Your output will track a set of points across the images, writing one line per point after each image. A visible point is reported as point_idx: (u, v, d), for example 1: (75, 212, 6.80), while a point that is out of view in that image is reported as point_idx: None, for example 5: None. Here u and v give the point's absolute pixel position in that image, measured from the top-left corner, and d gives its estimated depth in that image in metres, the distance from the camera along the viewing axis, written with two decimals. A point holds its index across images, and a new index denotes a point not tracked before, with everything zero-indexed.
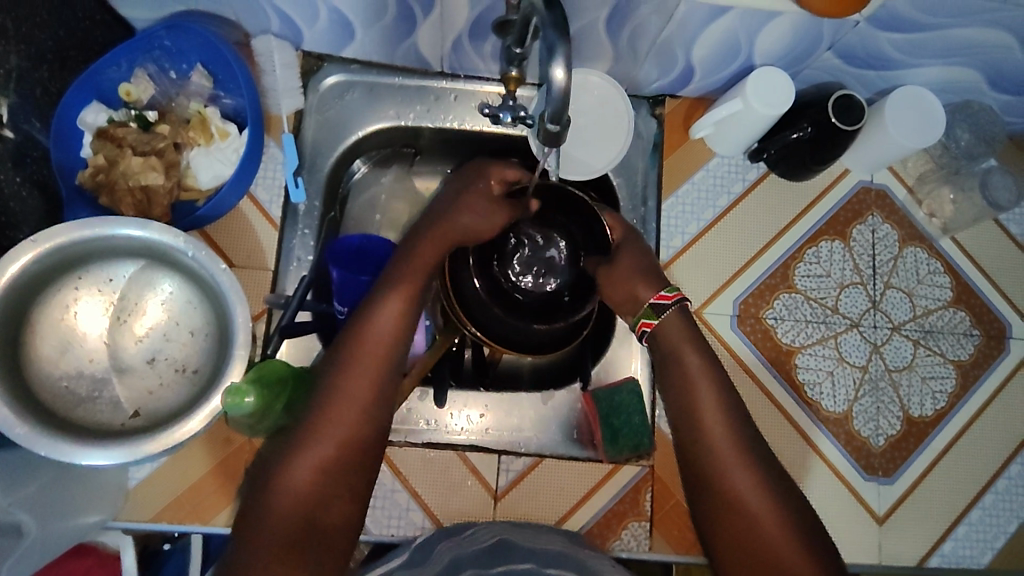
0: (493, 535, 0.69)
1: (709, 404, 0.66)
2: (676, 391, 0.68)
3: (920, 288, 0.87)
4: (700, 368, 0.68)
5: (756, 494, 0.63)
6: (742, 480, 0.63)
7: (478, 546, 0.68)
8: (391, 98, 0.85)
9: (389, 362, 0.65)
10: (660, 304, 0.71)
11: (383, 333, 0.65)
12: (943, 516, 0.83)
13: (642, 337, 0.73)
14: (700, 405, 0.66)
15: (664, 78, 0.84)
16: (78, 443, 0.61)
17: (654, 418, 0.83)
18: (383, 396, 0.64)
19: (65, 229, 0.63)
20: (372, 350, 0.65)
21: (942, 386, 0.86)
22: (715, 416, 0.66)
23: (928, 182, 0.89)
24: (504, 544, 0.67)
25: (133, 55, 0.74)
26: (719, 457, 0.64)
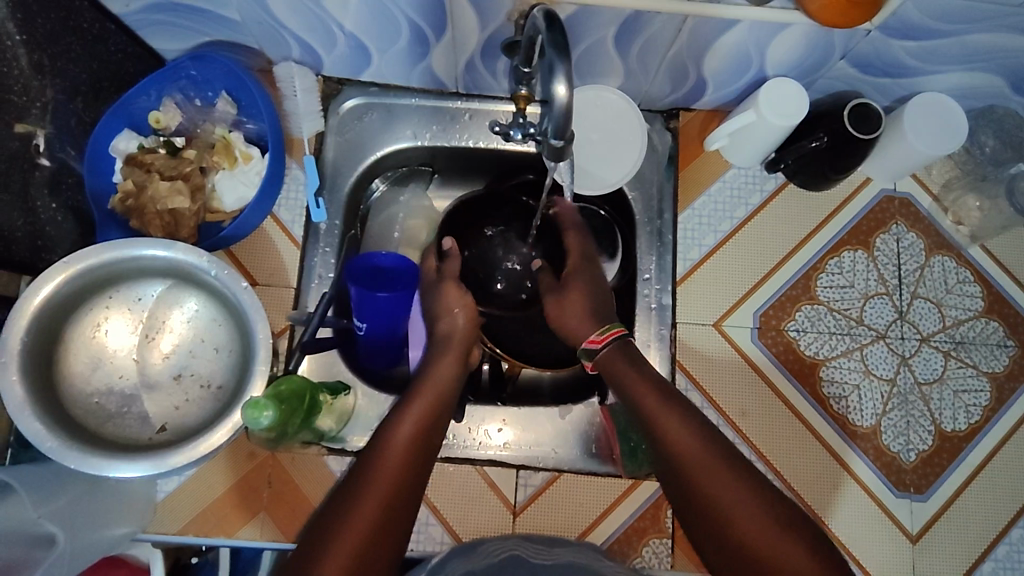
0: (505, 551, 0.68)
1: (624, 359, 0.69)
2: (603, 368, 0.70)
3: (949, 298, 0.85)
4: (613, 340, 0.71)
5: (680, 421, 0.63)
6: (649, 396, 0.65)
7: (488, 560, 0.66)
8: (408, 118, 0.87)
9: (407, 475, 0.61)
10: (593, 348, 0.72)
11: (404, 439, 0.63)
12: (981, 535, 0.80)
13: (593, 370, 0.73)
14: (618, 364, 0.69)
15: (676, 92, 0.84)
16: (105, 456, 0.63)
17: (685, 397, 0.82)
18: (395, 514, 0.58)
19: (96, 251, 0.66)
20: (388, 463, 0.61)
21: (977, 400, 0.83)
22: (665, 417, 0.63)
23: (954, 189, 0.87)
24: (517, 560, 0.66)
25: (161, 85, 0.77)
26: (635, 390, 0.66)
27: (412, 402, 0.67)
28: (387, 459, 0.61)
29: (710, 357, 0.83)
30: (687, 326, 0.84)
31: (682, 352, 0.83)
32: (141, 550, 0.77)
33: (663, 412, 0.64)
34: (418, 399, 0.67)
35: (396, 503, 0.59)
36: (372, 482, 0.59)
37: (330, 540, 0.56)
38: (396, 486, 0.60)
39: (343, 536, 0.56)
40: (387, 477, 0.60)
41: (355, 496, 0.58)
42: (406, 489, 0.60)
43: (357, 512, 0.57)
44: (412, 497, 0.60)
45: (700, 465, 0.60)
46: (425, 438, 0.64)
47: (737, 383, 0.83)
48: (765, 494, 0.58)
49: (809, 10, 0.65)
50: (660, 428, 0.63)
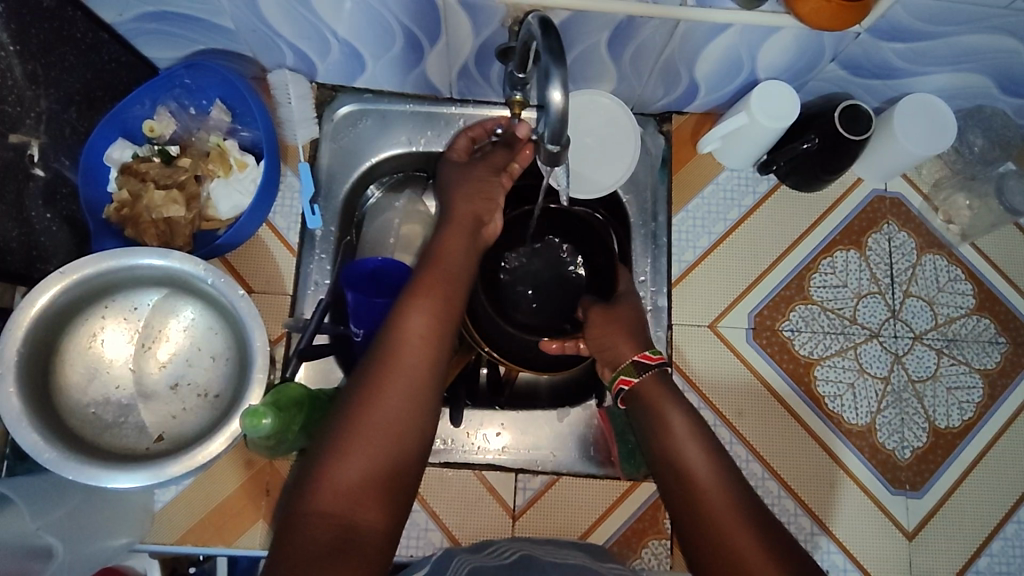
0: (515, 551, 0.68)
1: (672, 400, 0.66)
2: (641, 406, 0.67)
3: (940, 296, 0.86)
4: (652, 379, 0.68)
5: (710, 471, 0.60)
6: (685, 443, 0.62)
7: (499, 560, 0.65)
8: (402, 124, 0.88)
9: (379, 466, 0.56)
10: (642, 363, 0.69)
11: (376, 425, 0.57)
12: (977, 530, 0.81)
13: (619, 395, 0.70)
14: (660, 400, 0.66)
15: (669, 95, 0.85)
16: (103, 467, 0.63)
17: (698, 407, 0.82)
18: (404, 436, 0.57)
19: (91, 261, 0.66)
20: (395, 382, 0.59)
21: (969, 396, 0.84)
22: (698, 463, 0.61)
23: (944, 189, 0.88)
24: (528, 558, 0.65)
25: (155, 94, 0.77)
26: (671, 427, 0.64)
27: (415, 302, 0.63)
28: (392, 377, 0.59)
29: (705, 358, 0.84)
30: (682, 328, 0.84)
31: (678, 354, 0.84)
32: (139, 560, 0.77)
33: (698, 457, 0.61)
34: (391, 372, 0.59)
35: (402, 422, 0.58)
36: (380, 400, 0.58)
37: (337, 462, 0.55)
38: (405, 405, 0.58)
39: (350, 457, 0.55)
40: (395, 395, 0.58)
41: (365, 415, 0.57)
42: (415, 406, 0.59)
43: (364, 433, 0.56)
44: (421, 415, 0.59)
45: (720, 507, 0.58)
46: (430, 349, 0.61)
47: (734, 383, 0.83)
48: (786, 556, 0.55)
49: (799, 13, 0.65)
50: (693, 470, 0.60)
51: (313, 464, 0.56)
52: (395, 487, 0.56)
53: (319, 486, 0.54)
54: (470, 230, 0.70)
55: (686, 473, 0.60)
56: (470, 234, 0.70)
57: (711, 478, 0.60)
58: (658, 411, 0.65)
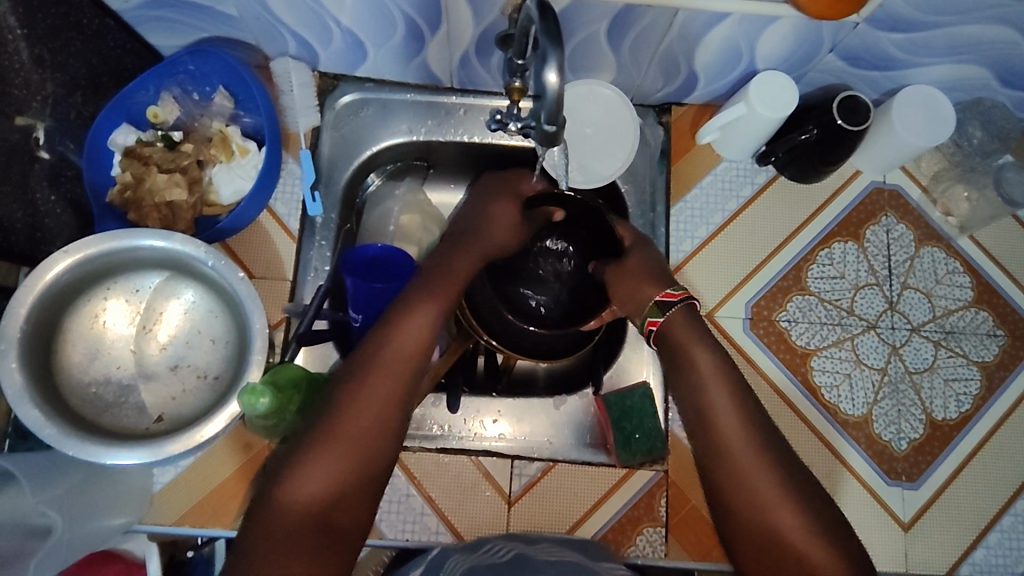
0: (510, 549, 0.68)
1: (705, 353, 0.65)
2: (671, 354, 0.67)
3: (938, 288, 0.86)
4: (684, 326, 0.68)
5: (744, 433, 0.61)
6: (718, 396, 0.63)
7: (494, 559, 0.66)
8: (403, 113, 0.88)
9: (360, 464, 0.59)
10: (666, 300, 0.69)
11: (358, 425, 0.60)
12: (972, 522, 0.80)
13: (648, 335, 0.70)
14: (691, 349, 0.66)
15: (668, 86, 0.85)
16: (102, 444, 0.64)
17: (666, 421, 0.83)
18: (378, 447, 0.60)
19: (93, 241, 0.67)
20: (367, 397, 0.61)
21: (966, 388, 0.84)
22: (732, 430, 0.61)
23: (943, 181, 0.88)
24: (525, 558, 0.65)
25: (159, 80, 0.78)
26: (704, 380, 0.64)
27: (392, 334, 0.65)
28: (368, 390, 0.61)
29: None
30: None
31: None
32: (138, 542, 0.78)
33: (733, 420, 0.62)
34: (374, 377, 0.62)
35: (378, 440, 0.60)
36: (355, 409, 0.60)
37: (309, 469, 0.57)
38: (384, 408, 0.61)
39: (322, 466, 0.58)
40: (373, 404, 0.61)
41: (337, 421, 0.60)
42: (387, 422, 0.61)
43: (340, 437, 0.59)
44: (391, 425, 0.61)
45: (754, 474, 0.59)
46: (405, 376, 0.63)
47: None
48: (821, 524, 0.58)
49: (797, 3, 0.66)
50: (722, 428, 0.61)
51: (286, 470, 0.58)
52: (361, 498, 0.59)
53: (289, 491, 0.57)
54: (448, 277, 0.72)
55: (715, 430, 0.62)
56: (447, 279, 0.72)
57: (748, 447, 0.60)
58: (691, 362, 0.65)
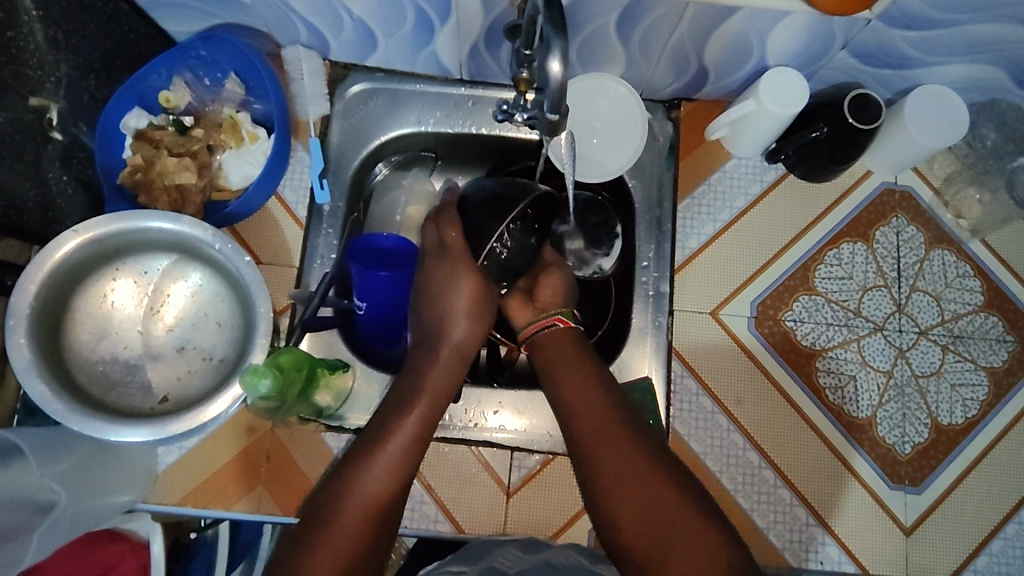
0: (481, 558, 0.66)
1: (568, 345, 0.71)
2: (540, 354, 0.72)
3: (948, 292, 0.85)
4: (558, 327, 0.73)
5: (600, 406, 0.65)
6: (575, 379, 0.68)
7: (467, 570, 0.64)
8: (412, 104, 0.89)
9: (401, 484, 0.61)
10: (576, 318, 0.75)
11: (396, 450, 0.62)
12: (976, 529, 0.79)
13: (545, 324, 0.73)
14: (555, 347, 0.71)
15: (679, 80, 0.85)
16: (108, 421, 0.65)
17: (668, 419, 0.81)
18: (405, 482, 0.62)
19: (103, 222, 0.67)
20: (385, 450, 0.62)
21: (974, 394, 0.82)
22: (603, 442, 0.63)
23: (955, 183, 0.87)
24: None
25: (171, 64, 0.79)
26: (567, 367, 0.69)
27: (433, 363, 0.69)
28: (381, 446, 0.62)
29: (704, 344, 0.84)
30: (684, 314, 0.84)
31: (679, 339, 0.84)
32: (140, 522, 0.78)
33: (584, 395, 0.66)
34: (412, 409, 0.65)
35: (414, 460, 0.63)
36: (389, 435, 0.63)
37: (333, 523, 0.57)
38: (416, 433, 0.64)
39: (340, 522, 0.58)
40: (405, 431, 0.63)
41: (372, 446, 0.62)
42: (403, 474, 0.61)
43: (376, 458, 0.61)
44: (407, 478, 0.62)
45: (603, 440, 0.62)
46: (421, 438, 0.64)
47: (733, 372, 0.83)
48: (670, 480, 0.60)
49: None
50: (576, 405, 0.66)
51: (322, 509, 0.59)
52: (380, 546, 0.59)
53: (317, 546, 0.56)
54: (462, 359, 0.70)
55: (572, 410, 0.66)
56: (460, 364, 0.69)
57: (603, 417, 0.64)
58: (553, 357, 0.71)
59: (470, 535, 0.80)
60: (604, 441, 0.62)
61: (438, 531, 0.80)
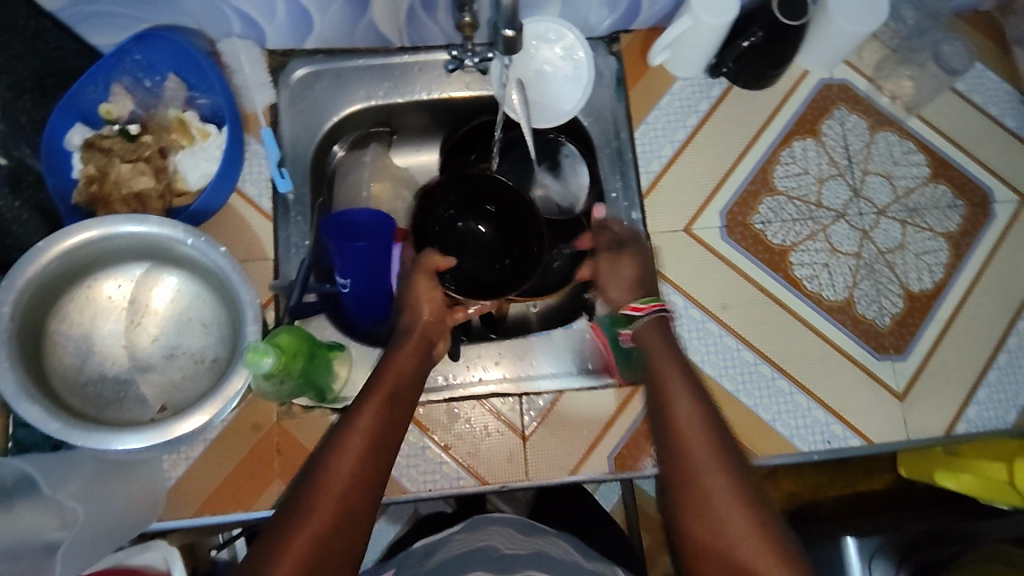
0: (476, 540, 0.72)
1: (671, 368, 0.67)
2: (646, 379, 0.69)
3: (897, 170, 0.90)
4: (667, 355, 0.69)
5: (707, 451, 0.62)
6: (684, 407, 0.65)
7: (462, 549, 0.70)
8: (358, 80, 0.88)
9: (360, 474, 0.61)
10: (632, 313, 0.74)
11: (357, 437, 0.63)
12: (961, 382, 0.84)
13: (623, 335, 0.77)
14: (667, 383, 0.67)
15: (614, 13, 0.87)
16: (110, 432, 0.63)
17: None
18: (374, 469, 0.62)
19: (67, 236, 0.66)
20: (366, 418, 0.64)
21: (937, 259, 0.87)
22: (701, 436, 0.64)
23: (885, 69, 0.92)
24: (488, 551, 0.68)
25: (107, 74, 0.77)
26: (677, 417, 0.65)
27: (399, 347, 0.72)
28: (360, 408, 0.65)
29: (684, 261, 0.86)
30: (660, 236, 0.87)
31: (659, 260, 0.86)
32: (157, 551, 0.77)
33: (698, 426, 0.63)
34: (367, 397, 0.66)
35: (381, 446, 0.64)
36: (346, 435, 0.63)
37: (294, 534, 0.57)
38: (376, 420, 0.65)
39: (331, 481, 0.60)
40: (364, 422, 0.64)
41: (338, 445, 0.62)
42: (375, 447, 0.63)
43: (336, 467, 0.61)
44: (381, 457, 0.63)
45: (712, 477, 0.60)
46: (401, 395, 0.68)
47: (715, 281, 0.86)
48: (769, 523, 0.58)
49: None
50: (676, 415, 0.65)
51: (278, 527, 0.58)
52: (364, 511, 0.60)
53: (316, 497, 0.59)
54: (425, 341, 0.74)
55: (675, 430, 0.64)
56: (422, 347, 0.74)
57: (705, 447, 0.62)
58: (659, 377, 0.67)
59: (494, 484, 0.80)
60: (700, 463, 0.61)
61: (462, 488, 0.80)
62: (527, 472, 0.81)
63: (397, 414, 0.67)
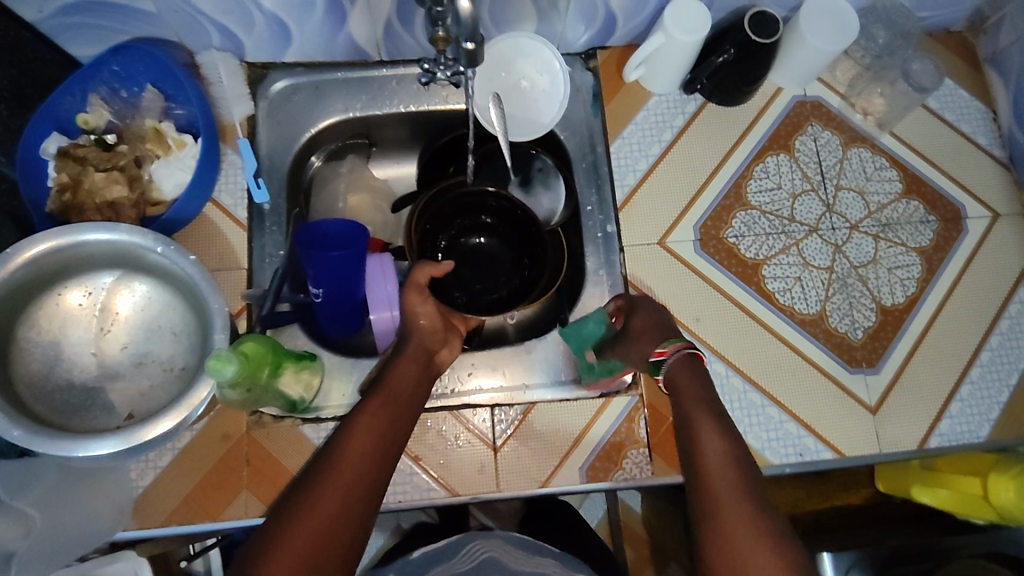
0: (484, 551, 0.77)
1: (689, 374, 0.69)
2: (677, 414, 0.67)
3: (870, 185, 0.90)
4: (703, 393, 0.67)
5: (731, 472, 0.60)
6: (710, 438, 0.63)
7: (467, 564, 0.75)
8: (336, 93, 0.89)
9: (363, 478, 0.62)
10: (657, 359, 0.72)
11: (358, 443, 0.64)
12: (934, 396, 0.84)
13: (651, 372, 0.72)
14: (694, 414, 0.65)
15: (590, 29, 0.88)
16: (73, 439, 0.63)
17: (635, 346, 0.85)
18: (370, 474, 0.62)
19: (35, 243, 0.66)
20: (375, 416, 0.67)
21: (910, 273, 0.88)
22: (728, 475, 0.60)
23: (858, 86, 0.93)
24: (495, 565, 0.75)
25: (85, 84, 0.78)
26: (704, 451, 0.63)
27: (400, 360, 0.74)
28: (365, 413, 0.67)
29: (658, 273, 0.87)
30: (634, 249, 0.87)
31: (633, 273, 0.87)
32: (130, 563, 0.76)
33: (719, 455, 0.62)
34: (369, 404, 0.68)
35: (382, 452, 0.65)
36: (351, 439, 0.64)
37: (291, 530, 0.57)
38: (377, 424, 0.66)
39: (336, 477, 0.61)
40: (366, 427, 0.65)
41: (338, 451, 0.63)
42: (385, 449, 0.65)
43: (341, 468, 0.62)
44: (385, 461, 0.64)
45: (731, 512, 0.58)
46: (399, 404, 0.69)
47: (688, 294, 0.86)
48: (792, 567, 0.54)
49: None
50: (704, 447, 0.63)
51: (278, 522, 0.58)
52: (363, 513, 0.60)
53: (318, 493, 0.60)
54: (421, 361, 0.75)
55: (697, 456, 0.63)
56: (421, 367, 0.74)
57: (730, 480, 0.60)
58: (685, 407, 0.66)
59: (465, 495, 0.80)
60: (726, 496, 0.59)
61: (432, 499, 0.80)
62: (499, 483, 0.80)
63: (397, 422, 0.68)
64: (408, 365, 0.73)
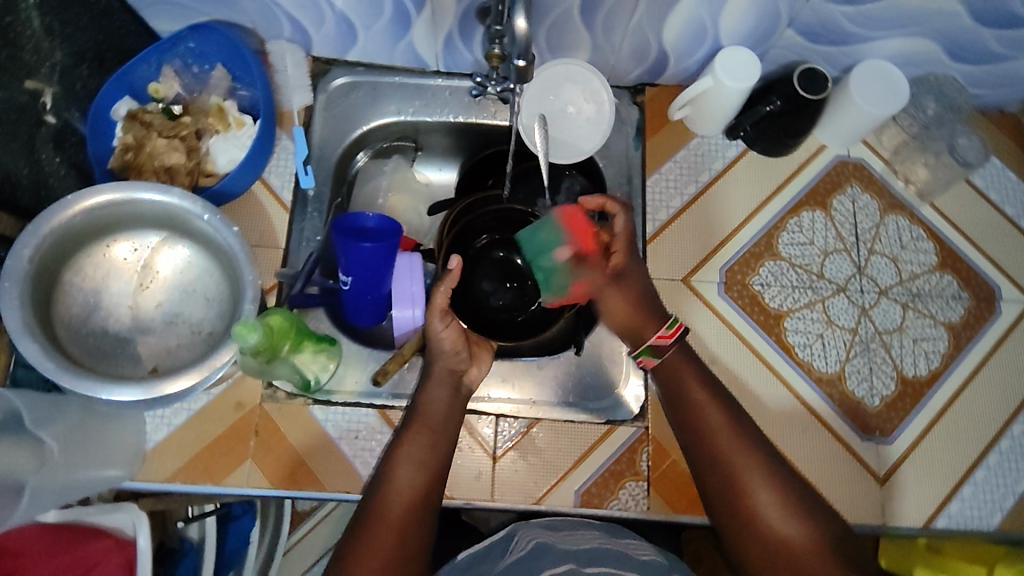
0: (531, 539, 0.74)
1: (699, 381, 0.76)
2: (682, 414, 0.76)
3: (904, 253, 0.90)
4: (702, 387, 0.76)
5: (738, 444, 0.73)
6: (715, 416, 0.74)
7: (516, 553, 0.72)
8: (392, 95, 0.93)
9: (411, 510, 0.70)
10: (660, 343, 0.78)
11: (405, 477, 0.71)
12: (947, 475, 0.82)
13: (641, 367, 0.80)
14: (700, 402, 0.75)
15: (641, 65, 0.91)
16: (99, 381, 0.66)
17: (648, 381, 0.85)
18: (419, 506, 0.71)
19: (95, 194, 0.70)
20: (415, 447, 0.73)
21: (935, 347, 0.87)
22: (739, 449, 0.72)
23: (902, 154, 0.93)
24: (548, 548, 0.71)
25: (160, 55, 0.83)
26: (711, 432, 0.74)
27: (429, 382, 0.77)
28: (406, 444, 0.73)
29: (678, 310, 0.87)
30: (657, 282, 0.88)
31: None
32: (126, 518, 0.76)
33: (727, 435, 0.73)
34: (410, 438, 0.74)
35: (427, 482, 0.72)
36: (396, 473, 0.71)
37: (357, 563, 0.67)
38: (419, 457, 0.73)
39: (388, 512, 0.69)
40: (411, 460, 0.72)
41: (388, 485, 0.71)
42: (430, 474, 0.72)
43: (391, 503, 0.70)
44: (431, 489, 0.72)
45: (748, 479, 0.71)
46: (436, 430, 0.75)
47: (705, 334, 0.86)
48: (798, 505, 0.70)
49: None
50: (711, 432, 0.74)
51: (343, 554, 0.68)
52: (417, 540, 0.70)
53: (372, 532, 0.68)
54: (454, 381, 0.77)
55: (712, 448, 0.73)
56: (453, 388, 0.77)
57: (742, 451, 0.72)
58: (681, 384, 0.77)
59: (458, 500, 0.80)
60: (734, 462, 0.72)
61: None
62: (493, 494, 0.81)
63: (436, 451, 0.73)
64: (439, 389, 0.76)
